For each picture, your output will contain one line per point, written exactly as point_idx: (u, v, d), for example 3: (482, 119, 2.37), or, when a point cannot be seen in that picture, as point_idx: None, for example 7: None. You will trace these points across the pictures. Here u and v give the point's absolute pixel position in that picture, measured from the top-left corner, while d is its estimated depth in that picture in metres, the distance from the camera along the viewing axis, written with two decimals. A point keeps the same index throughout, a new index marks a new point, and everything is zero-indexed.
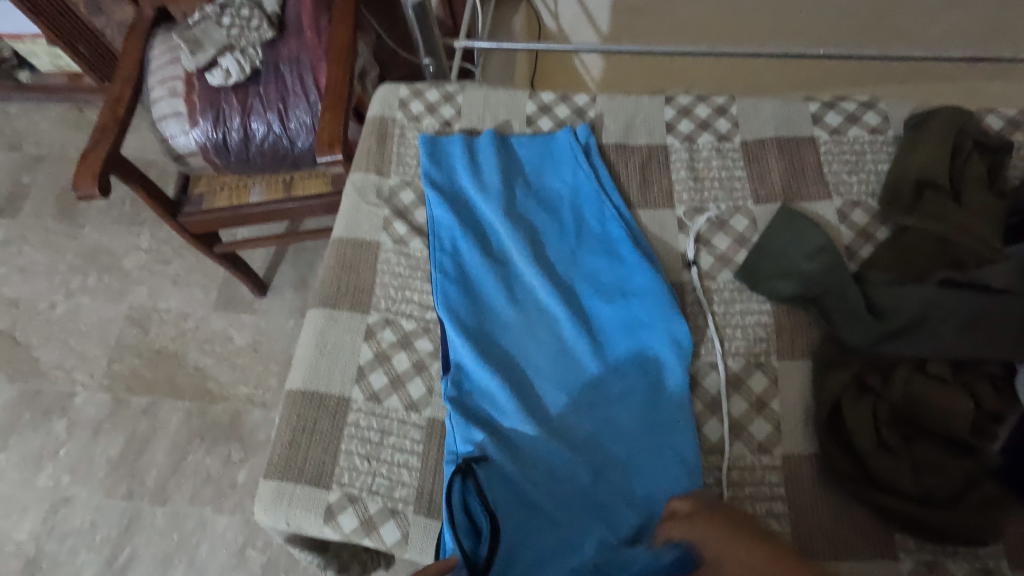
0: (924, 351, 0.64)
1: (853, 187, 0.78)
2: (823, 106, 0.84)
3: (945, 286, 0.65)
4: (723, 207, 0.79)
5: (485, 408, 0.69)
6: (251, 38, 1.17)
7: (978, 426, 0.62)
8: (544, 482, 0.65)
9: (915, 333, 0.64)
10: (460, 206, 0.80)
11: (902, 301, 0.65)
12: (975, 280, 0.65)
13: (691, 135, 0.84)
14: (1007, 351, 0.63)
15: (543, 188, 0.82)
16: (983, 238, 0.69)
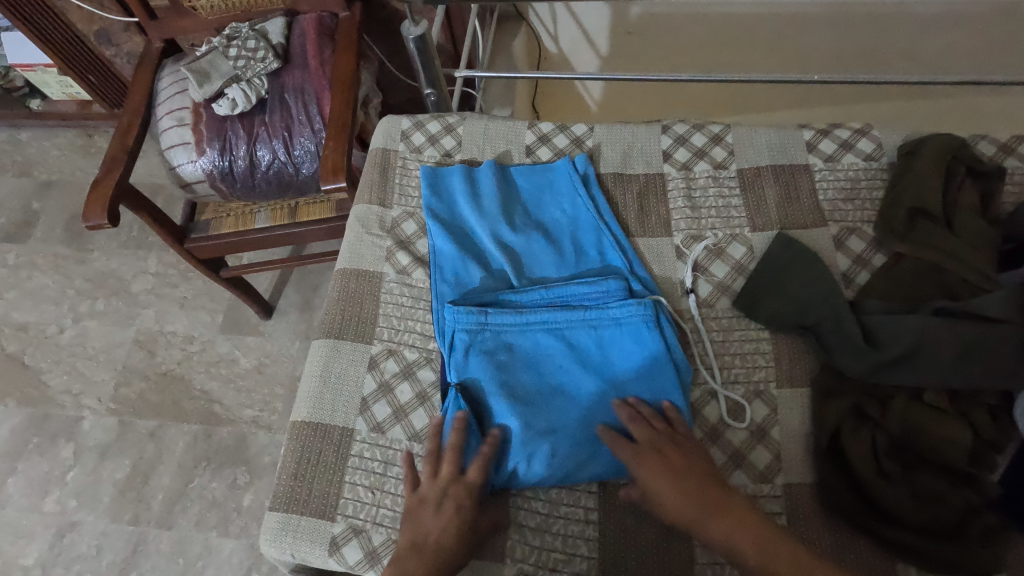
0: (922, 380, 0.64)
1: (849, 214, 0.80)
2: (817, 133, 0.86)
3: (941, 315, 0.66)
4: (720, 235, 0.80)
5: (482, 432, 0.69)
6: (257, 69, 1.20)
7: (977, 456, 0.63)
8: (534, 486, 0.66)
9: (913, 362, 0.65)
10: (459, 233, 0.82)
11: (898, 330, 0.66)
12: (972, 309, 0.66)
13: (688, 163, 0.86)
14: (1005, 381, 0.63)
15: (542, 216, 0.84)
16: (977, 266, 0.70)
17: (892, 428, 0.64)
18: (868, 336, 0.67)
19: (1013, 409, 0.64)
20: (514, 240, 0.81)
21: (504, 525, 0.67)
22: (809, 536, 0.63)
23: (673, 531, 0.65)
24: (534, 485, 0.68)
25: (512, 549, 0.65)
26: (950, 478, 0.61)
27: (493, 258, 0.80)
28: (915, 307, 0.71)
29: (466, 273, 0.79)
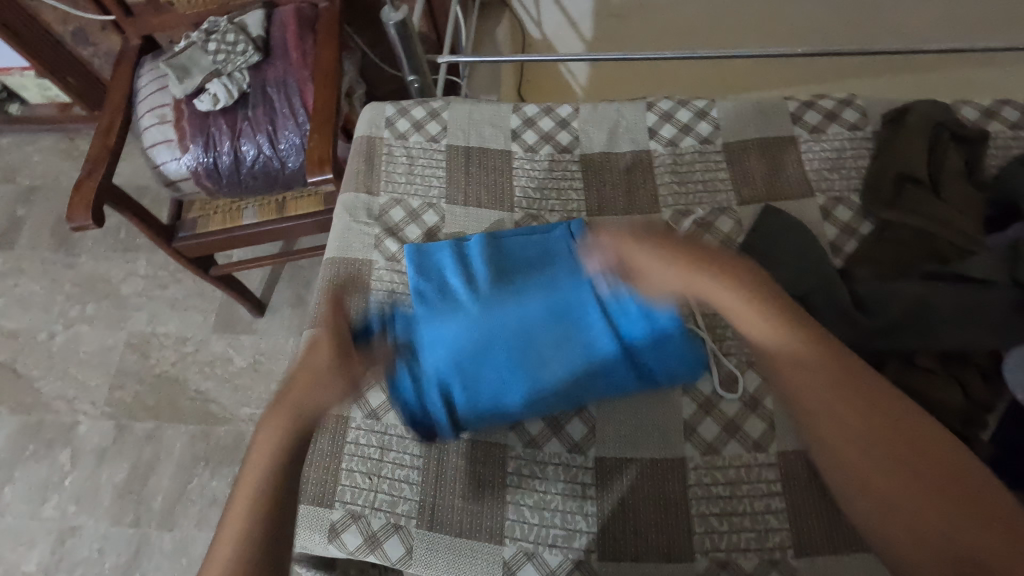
0: (913, 345, 0.65)
1: (835, 183, 0.80)
2: (802, 105, 0.85)
3: (927, 280, 0.67)
4: (708, 209, 0.80)
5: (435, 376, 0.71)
6: (237, 62, 1.19)
7: (971, 417, 0.63)
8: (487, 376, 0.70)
9: (904, 327, 0.65)
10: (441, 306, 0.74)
11: (888, 296, 0.66)
12: (958, 272, 0.66)
13: (674, 139, 0.86)
14: (994, 342, 0.64)
15: (537, 284, 0.74)
16: (963, 230, 0.70)
17: None
18: (858, 304, 0.68)
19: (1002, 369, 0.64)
20: (502, 312, 0.72)
21: (503, 503, 0.67)
22: (804, 501, 0.64)
23: (669, 503, 0.65)
24: (531, 464, 0.68)
25: (512, 528, 0.66)
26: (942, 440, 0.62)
27: (475, 334, 0.71)
28: (903, 273, 0.71)
29: (446, 354, 0.70)
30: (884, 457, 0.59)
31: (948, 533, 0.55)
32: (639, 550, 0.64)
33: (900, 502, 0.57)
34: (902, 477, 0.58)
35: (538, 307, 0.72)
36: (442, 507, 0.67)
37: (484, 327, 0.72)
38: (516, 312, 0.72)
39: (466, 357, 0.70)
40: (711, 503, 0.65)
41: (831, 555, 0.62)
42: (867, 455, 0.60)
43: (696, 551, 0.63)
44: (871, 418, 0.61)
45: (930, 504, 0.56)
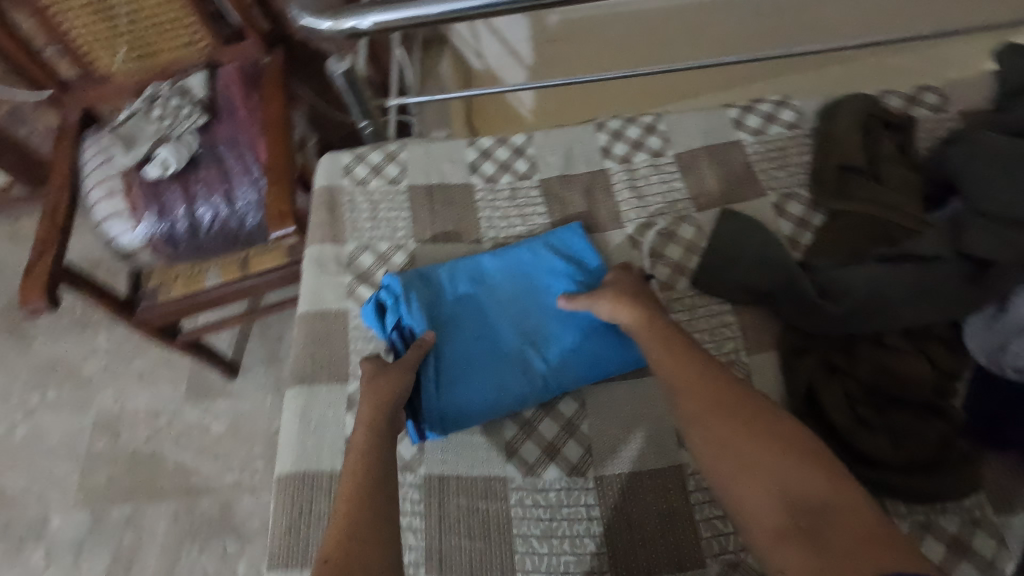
0: (878, 326, 0.68)
1: (784, 181, 0.84)
2: (742, 110, 0.90)
3: (882, 262, 0.70)
4: (669, 219, 0.83)
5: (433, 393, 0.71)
6: (185, 126, 1.18)
7: (942, 388, 0.66)
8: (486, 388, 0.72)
9: (868, 310, 0.67)
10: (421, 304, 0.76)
11: (848, 283, 0.69)
12: (911, 252, 0.69)
13: (627, 156, 0.89)
14: (954, 313, 0.66)
15: (512, 287, 0.78)
16: (906, 212, 0.74)
17: (861, 376, 0.67)
18: (823, 293, 0.70)
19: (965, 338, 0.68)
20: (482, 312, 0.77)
21: (510, 537, 0.66)
22: None
23: (673, 512, 0.66)
24: (533, 492, 0.68)
25: (522, 561, 0.65)
26: (920, 413, 0.65)
27: (458, 334, 0.75)
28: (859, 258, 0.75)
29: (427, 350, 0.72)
30: (775, 461, 0.54)
31: (831, 525, 0.48)
32: (650, 563, 0.64)
33: (777, 506, 0.51)
34: (792, 470, 0.53)
35: (514, 307, 0.77)
36: (449, 550, 0.66)
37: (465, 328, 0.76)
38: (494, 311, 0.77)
39: (448, 356, 0.74)
40: (714, 505, 0.66)
41: None
42: (757, 450, 0.55)
43: (706, 556, 0.64)
44: (744, 433, 0.56)
45: (807, 507, 0.50)
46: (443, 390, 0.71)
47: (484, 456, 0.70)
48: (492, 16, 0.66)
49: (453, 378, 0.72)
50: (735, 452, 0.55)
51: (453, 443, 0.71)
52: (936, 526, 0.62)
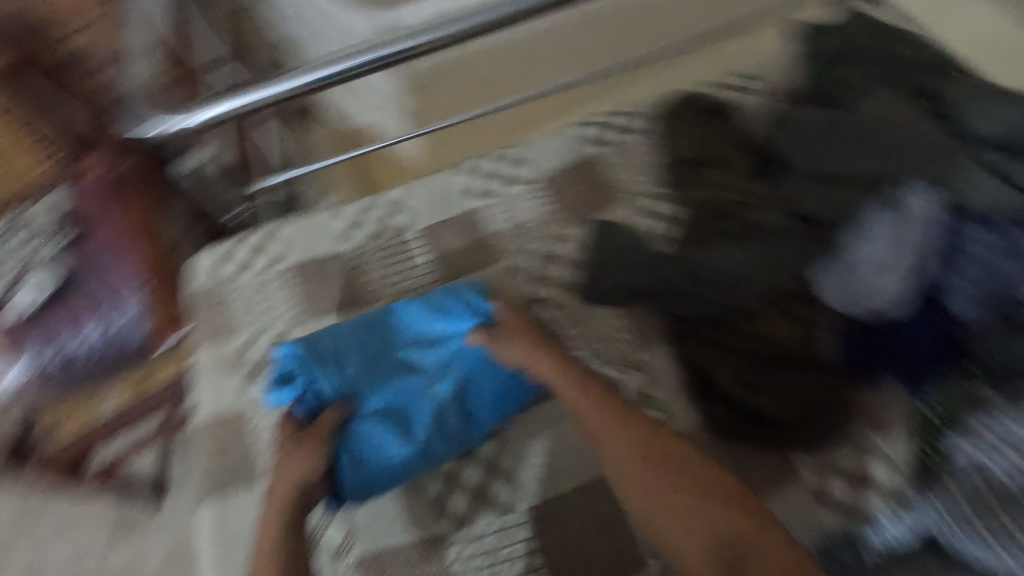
0: (740, 299, 0.72)
1: (637, 182, 0.89)
2: (590, 123, 0.95)
3: (736, 239, 0.76)
4: (546, 241, 0.86)
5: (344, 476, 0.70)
6: (42, 254, 1.10)
7: (807, 338, 0.70)
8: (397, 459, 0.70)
9: (728, 287, 0.73)
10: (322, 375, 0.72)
11: (705, 269, 0.74)
12: (751, 229, 0.77)
13: (495, 189, 0.91)
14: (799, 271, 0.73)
15: (417, 338, 0.75)
16: (741, 189, 0.81)
17: (737, 348, 0.71)
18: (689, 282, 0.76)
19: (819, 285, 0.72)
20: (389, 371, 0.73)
21: None
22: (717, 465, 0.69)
23: (605, 521, 0.68)
24: (468, 542, 0.68)
25: None
26: (796, 364, 0.69)
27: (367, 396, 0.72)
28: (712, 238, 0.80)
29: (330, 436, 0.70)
30: (705, 511, 0.61)
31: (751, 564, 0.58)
32: None
33: (707, 552, 0.60)
34: (718, 517, 0.61)
35: (427, 362, 0.73)
36: None
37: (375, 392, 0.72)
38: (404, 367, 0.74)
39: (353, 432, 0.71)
40: None
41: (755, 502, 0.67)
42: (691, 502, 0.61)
43: (645, 556, 0.66)
44: (681, 489, 0.62)
45: (732, 551, 0.59)
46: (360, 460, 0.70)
47: (414, 520, 0.70)
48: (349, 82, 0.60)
49: (363, 455, 0.70)
50: (674, 507, 0.62)
51: (381, 516, 0.70)
52: (833, 465, 0.67)
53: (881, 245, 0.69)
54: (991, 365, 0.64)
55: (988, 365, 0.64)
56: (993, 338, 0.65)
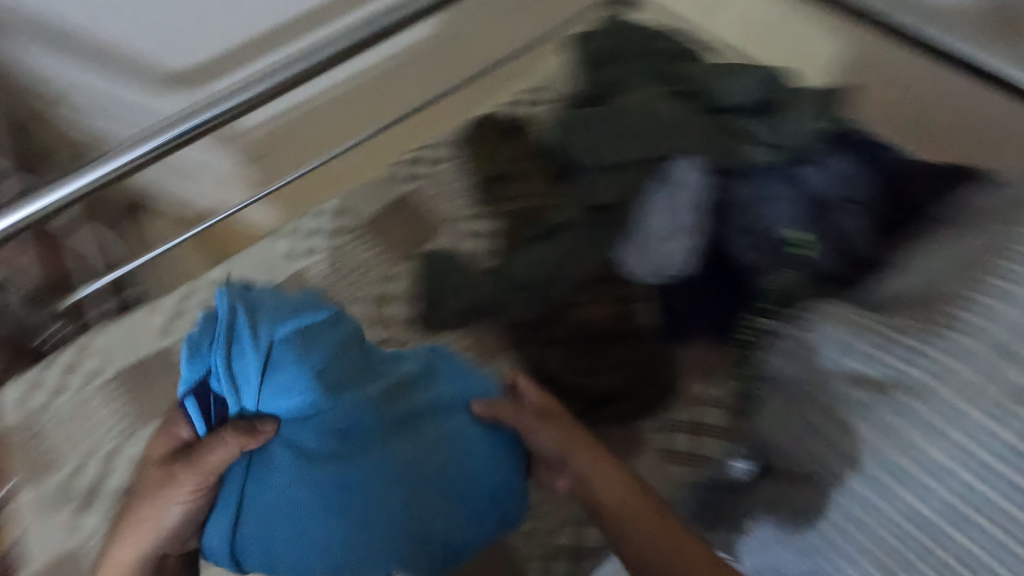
0: (556, 295, 0.77)
1: (455, 207, 0.92)
2: (401, 162, 0.97)
3: (543, 240, 0.81)
4: (377, 284, 0.87)
5: (251, 539, 0.57)
6: None
7: (623, 314, 0.76)
8: (324, 530, 0.56)
9: (544, 288, 0.78)
10: (246, 383, 0.58)
11: (520, 275, 0.78)
12: (555, 228, 0.81)
13: (319, 247, 0.91)
14: (600, 256, 0.78)
15: (411, 387, 0.64)
16: (542, 193, 0.86)
17: (565, 340, 0.76)
18: (510, 290, 0.79)
19: (623, 264, 0.77)
20: (341, 402, 0.58)
21: None
22: None
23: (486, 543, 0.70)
24: None
25: None
26: (619, 338, 0.75)
27: (306, 422, 0.58)
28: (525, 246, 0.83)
29: (256, 486, 0.57)
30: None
31: None
32: None
33: None
34: None
35: (403, 418, 0.61)
36: None
37: (315, 428, 0.58)
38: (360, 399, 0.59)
39: (283, 486, 0.57)
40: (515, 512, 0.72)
41: None
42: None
43: None
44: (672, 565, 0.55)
45: None
46: (243, 525, 0.57)
47: None
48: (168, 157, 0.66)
49: (284, 516, 0.56)
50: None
51: None
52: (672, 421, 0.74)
53: (661, 216, 0.76)
54: (770, 299, 0.72)
55: (769, 296, 0.72)
56: (766, 273, 0.73)
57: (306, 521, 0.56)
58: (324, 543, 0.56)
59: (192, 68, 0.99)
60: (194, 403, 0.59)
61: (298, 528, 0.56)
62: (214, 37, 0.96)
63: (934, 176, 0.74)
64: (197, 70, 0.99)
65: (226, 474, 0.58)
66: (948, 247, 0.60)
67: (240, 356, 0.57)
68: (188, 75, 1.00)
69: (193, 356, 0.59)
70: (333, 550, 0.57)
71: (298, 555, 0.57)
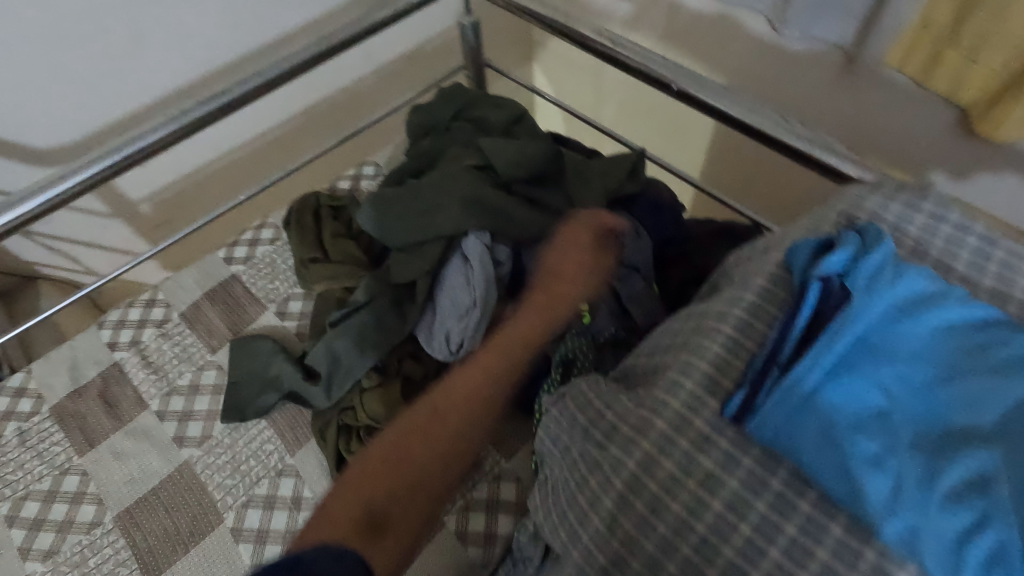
0: (354, 377, 0.76)
1: (279, 288, 0.92)
2: (229, 247, 0.97)
3: (342, 318, 0.79)
4: (189, 374, 0.85)
5: (815, 377, 0.45)
6: None
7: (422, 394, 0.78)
8: (922, 458, 0.43)
9: (337, 372, 0.76)
10: (784, 403, 0.46)
11: (315, 359, 0.77)
12: (354, 304, 0.80)
13: (135, 338, 0.89)
14: (397, 334, 0.78)
15: None
16: (350, 270, 0.85)
17: (364, 422, 0.75)
18: (309, 375, 0.79)
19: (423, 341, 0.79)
20: (939, 374, 0.46)
21: None
22: None
23: None
24: None
25: None
26: None
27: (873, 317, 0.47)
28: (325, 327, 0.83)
29: (810, 360, 0.46)
30: None
31: None
32: None
33: None
34: None
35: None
36: None
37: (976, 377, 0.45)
38: (991, 394, 0.44)
39: (852, 400, 0.45)
40: None
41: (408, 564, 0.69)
42: None
43: None
44: None
45: None
46: (817, 384, 0.45)
47: None
48: (90, 188, 0.86)
49: (846, 401, 0.45)
50: None
51: None
52: (472, 502, 0.72)
53: (453, 293, 0.77)
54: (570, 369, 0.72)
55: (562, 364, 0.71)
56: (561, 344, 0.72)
57: (905, 447, 0.43)
58: (857, 474, 0.43)
59: (56, 148, 1.10)
60: (772, 377, 0.48)
61: (870, 445, 0.43)
62: (79, 119, 1.09)
63: (702, 241, 0.84)
64: (65, 147, 1.11)
65: (787, 355, 0.48)
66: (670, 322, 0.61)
67: (847, 338, 0.46)
68: (53, 153, 1.10)
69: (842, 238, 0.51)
70: (901, 493, 0.42)
71: (874, 449, 0.43)
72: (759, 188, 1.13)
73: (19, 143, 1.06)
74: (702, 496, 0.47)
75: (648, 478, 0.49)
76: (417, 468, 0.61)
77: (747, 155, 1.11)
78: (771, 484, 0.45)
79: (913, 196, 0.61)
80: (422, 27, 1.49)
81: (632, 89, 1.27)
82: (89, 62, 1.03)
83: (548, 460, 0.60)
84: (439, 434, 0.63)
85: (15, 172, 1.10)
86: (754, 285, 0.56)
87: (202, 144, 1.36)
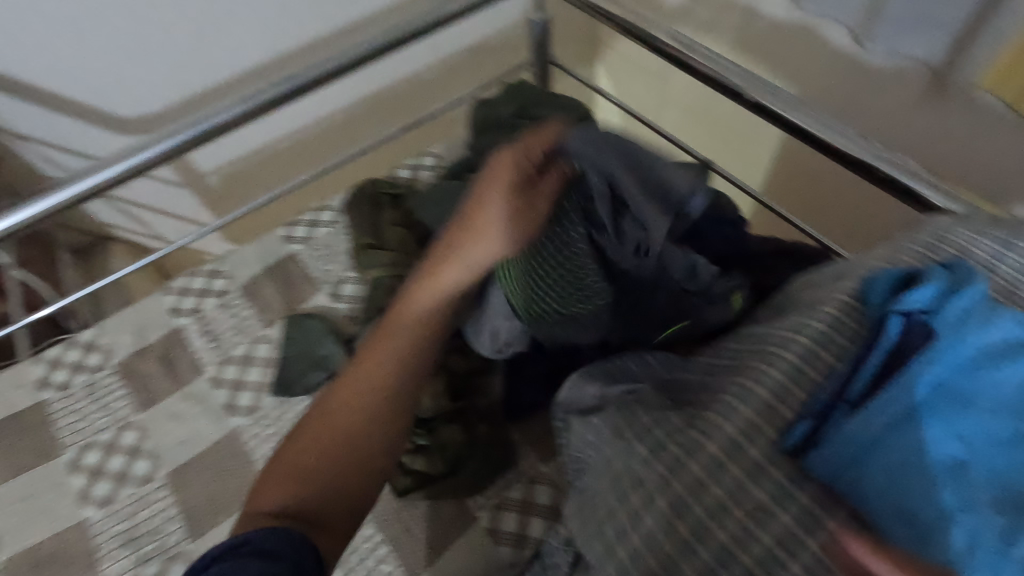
0: None
1: (334, 270, 0.95)
2: (289, 226, 1.00)
3: None
4: (244, 346, 0.88)
5: (886, 416, 0.44)
6: None
7: (465, 389, 0.76)
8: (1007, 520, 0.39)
9: None
10: (851, 441, 0.44)
11: None
12: None
13: (197, 306, 0.93)
14: None
15: None
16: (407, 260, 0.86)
17: None
18: None
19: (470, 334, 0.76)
20: None
21: None
22: (401, 534, 0.71)
23: None
24: None
25: None
26: (448, 417, 0.74)
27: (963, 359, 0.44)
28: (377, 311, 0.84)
29: (883, 399, 0.44)
30: None
31: None
32: None
33: None
34: None
35: None
36: None
37: None
38: None
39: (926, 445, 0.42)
40: None
41: (438, 557, 0.70)
42: None
43: None
44: None
45: None
46: (888, 424, 0.43)
47: None
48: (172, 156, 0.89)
49: (919, 444, 0.43)
50: None
51: None
52: (506, 501, 0.72)
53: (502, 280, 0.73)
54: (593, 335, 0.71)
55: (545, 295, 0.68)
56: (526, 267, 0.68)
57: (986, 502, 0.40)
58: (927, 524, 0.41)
59: (140, 117, 1.16)
60: (839, 415, 0.46)
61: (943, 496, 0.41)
62: (161, 92, 1.13)
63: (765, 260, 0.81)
64: (145, 118, 1.17)
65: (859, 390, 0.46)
66: (727, 340, 0.59)
67: (925, 379, 0.43)
68: (137, 122, 1.17)
69: (933, 273, 0.48)
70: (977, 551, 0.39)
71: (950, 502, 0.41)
72: (828, 209, 1.08)
73: (106, 110, 1.13)
74: (752, 528, 0.46)
75: (694, 501, 0.48)
76: (344, 444, 0.62)
77: (815, 171, 1.06)
78: (827, 524, 0.44)
79: (1004, 232, 0.56)
80: (492, 21, 1.49)
81: (698, 95, 1.23)
82: (174, 39, 1.07)
83: (584, 472, 0.60)
84: (360, 418, 0.63)
85: (104, 138, 1.18)
86: (823, 312, 0.53)
87: (275, 123, 1.41)
